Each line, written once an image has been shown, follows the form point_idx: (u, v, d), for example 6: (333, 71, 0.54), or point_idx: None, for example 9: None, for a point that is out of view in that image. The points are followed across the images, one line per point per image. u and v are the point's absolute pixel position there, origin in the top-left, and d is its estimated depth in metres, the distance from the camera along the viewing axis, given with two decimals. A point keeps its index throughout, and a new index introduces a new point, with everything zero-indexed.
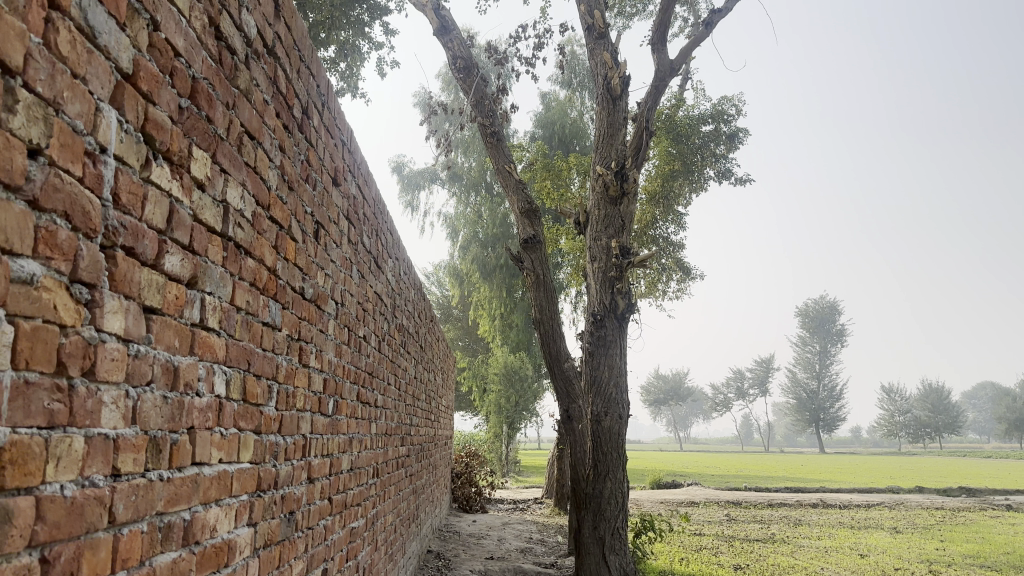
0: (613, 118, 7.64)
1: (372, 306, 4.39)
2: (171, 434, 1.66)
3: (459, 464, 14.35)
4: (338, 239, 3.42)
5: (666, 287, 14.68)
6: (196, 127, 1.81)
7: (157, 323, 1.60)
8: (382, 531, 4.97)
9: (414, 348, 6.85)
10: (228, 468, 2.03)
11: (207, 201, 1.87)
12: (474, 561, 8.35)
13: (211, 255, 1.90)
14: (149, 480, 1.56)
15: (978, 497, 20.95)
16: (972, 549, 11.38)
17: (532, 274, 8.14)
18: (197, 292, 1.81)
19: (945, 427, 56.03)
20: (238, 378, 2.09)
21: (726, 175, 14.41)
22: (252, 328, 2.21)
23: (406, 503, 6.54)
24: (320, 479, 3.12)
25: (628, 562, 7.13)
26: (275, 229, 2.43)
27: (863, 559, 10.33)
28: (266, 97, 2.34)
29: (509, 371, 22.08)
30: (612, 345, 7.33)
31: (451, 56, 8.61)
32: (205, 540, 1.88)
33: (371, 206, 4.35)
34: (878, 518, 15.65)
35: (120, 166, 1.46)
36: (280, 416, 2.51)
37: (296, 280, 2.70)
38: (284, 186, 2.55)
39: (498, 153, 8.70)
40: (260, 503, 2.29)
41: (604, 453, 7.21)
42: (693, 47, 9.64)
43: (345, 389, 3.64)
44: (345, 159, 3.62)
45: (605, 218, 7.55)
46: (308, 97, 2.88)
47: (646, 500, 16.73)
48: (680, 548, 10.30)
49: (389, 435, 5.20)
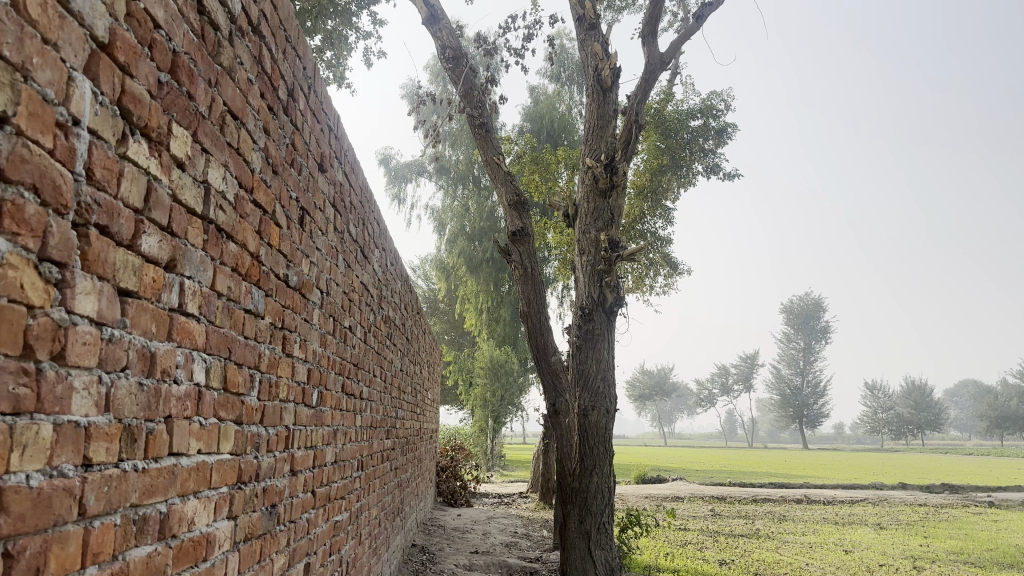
0: (603, 110, 7.59)
1: (358, 297, 4.31)
2: (147, 422, 1.59)
3: (443, 458, 14.31)
4: (324, 226, 3.34)
5: (653, 282, 14.66)
6: (177, 102, 1.73)
7: (133, 306, 1.53)
8: (367, 523, 4.91)
9: (401, 341, 6.77)
10: (207, 460, 1.96)
11: (187, 180, 1.80)
12: (459, 555, 8.30)
13: (191, 238, 1.83)
14: (122, 471, 1.49)
15: (959, 494, 21.11)
16: (955, 546, 11.44)
17: (520, 267, 8.08)
18: (175, 276, 1.74)
19: (926, 424, 56.50)
20: (219, 366, 2.02)
21: (714, 170, 14.39)
22: (234, 315, 2.14)
23: (392, 496, 6.48)
24: (303, 472, 3.04)
25: (614, 558, 7.11)
26: (258, 213, 2.36)
27: (848, 555, 10.36)
28: (250, 77, 2.26)
29: (495, 365, 22.00)
30: (600, 339, 7.30)
31: (440, 45, 8.50)
32: (183, 534, 1.82)
33: (357, 194, 4.27)
34: (861, 514, 15.71)
35: (95, 139, 1.38)
36: (262, 406, 2.44)
37: (280, 267, 2.62)
38: (268, 169, 2.47)
39: (487, 145, 8.63)
40: (241, 496, 2.22)
41: (591, 447, 7.17)
42: (683, 40, 9.59)
43: (330, 379, 3.57)
44: (332, 145, 3.54)
45: (594, 210, 7.49)
46: (294, 80, 2.80)
47: (631, 495, 16.73)
48: (666, 543, 10.29)
49: (374, 428, 5.14)
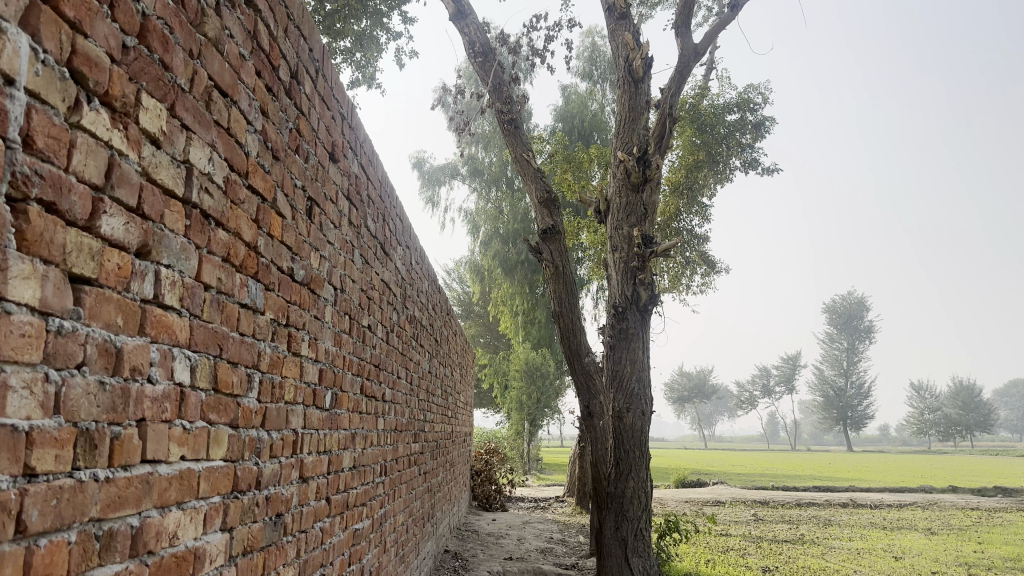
0: (635, 103, 7.34)
1: (378, 295, 4.13)
2: (112, 426, 1.42)
3: (478, 461, 14.18)
4: (336, 220, 3.17)
5: (690, 281, 14.31)
6: (147, 71, 1.56)
7: (91, 296, 1.36)
8: (392, 531, 4.73)
9: (429, 341, 6.62)
10: (194, 468, 1.78)
11: (162, 159, 1.64)
12: (492, 562, 8.11)
13: (169, 223, 1.66)
14: (78, 482, 1.31)
15: (1015, 497, 20.37)
16: (1011, 552, 10.93)
17: (551, 265, 7.84)
18: (148, 264, 1.57)
19: (977, 426, 54.86)
20: (207, 365, 1.85)
21: (752, 165, 14.02)
22: (226, 309, 1.97)
23: (421, 502, 6.29)
24: (315, 478, 2.87)
25: (651, 566, 6.84)
26: (255, 200, 2.19)
27: (898, 561, 9.96)
28: (242, 52, 2.09)
29: (530, 368, 21.77)
30: (634, 339, 7.04)
31: (468, 41, 8.30)
32: (163, 549, 1.64)
33: (376, 188, 4.10)
34: (911, 518, 15.19)
35: (34, 102, 1.21)
36: (263, 409, 2.27)
37: (283, 259, 2.45)
38: (267, 154, 2.30)
39: (516, 141, 8.41)
40: (237, 506, 2.05)
41: (626, 451, 6.91)
42: (718, 31, 9.27)
43: (346, 381, 3.40)
44: (346, 134, 3.36)
45: (627, 206, 7.25)
46: (298, 61, 2.63)
47: (670, 499, 16.39)
48: (706, 550, 9.99)
49: (399, 431, 4.96)
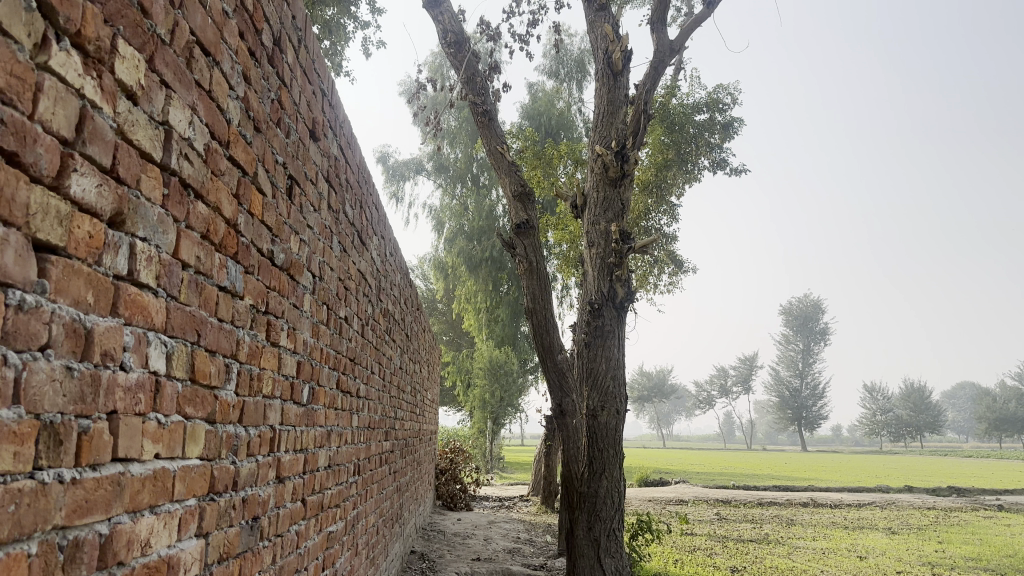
0: (614, 96, 7.24)
1: (354, 285, 3.93)
2: (78, 419, 1.23)
3: (443, 460, 13.97)
4: (316, 202, 2.98)
5: (658, 280, 14.28)
6: (124, 14, 1.37)
7: (57, 267, 1.17)
8: (364, 533, 4.54)
9: (400, 338, 6.42)
10: (169, 468, 1.59)
11: (140, 116, 1.44)
12: (460, 562, 7.92)
13: (145, 189, 1.47)
14: (40, 483, 1.12)
15: (967, 497, 20.80)
16: (972, 551, 11.07)
17: (525, 261, 7.67)
18: (123, 235, 1.38)
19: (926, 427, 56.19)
20: (183, 351, 1.66)
21: (720, 165, 14.04)
22: (204, 291, 1.78)
23: (389, 502, 6.06)
24: (292, 477, 2.68)
25: (624, 566, 6.72)
26: (235, 173, 1.99)
27: (863, 561, 10.00)
28: (225, 9, 1.89)
29: (494, 365, 21.61)
30: (610, 335, 6.92)
31: (441, 30, 8.04)
32: (134, 558, 1.45)
33: (353, 172, 3.89)
34: (870, 518, 15.40)
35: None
36: (240, 403, 2.07)
37: (263, 241, 2.26)
38: (248, 124, 2.10)
39: (490, 134, 8.21)
40: (212, 509, 1.85)
41: (600, 450, 6.78)
42: (694, 27, 9.21)
43: (323, 374, 3.20)
44: (326, 113, 3.17)
45: (604, 201, 7.13)
46: (281, 27, 2.44)
47: (634, 498, 16.37)
48: (674, 549, 9.94)
49: (371, 429, 4.76)
